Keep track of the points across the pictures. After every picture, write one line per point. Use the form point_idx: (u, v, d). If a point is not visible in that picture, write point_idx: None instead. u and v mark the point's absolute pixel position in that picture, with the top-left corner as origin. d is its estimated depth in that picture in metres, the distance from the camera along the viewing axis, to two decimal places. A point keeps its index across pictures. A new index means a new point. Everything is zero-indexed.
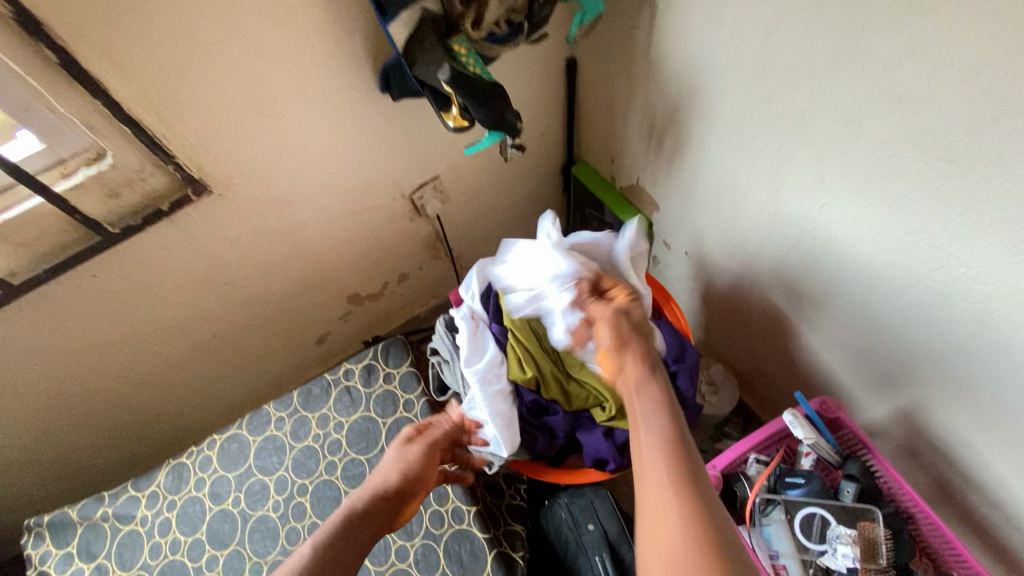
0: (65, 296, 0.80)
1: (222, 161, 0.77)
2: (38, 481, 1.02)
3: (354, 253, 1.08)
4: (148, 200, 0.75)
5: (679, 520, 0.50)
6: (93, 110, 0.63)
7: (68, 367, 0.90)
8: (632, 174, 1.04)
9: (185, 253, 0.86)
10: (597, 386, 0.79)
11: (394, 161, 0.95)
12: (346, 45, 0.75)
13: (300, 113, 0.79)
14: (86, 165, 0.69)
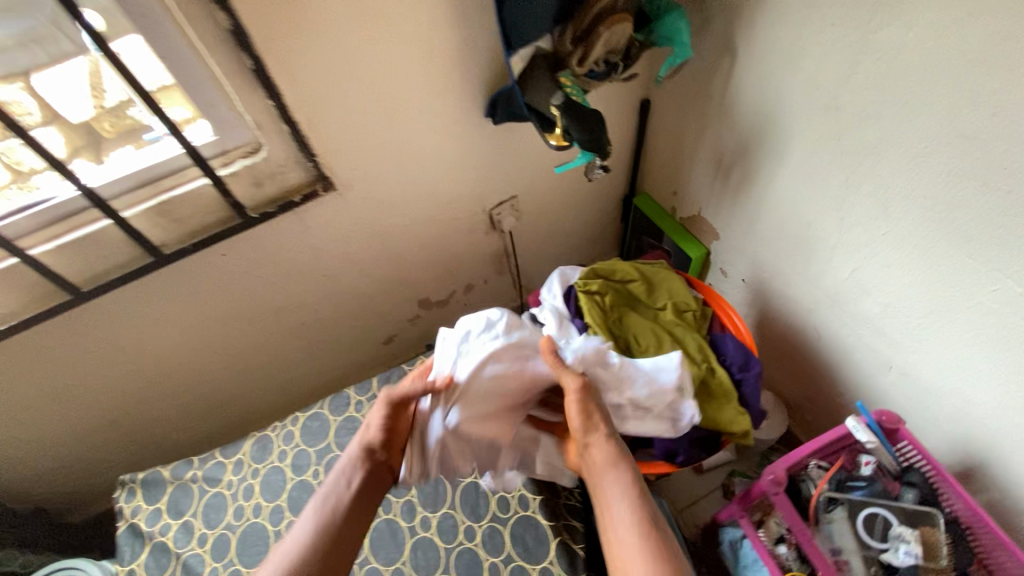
0: (196, 269, 0.92)
1: (347, 164, 0.89)
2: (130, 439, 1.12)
3: (432, 259, 1.18)
4: (285, 193, 0.88)
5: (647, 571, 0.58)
6: (262, 109, 0.76)
7: (180, 335, 1.01)
8: (695, 206, 1.13)
9: (299, 241, 0.97)
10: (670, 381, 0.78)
11: (482, 178, 1.07)
12: (465, 73, 0.87)
13: (416, 128, 0.90)
14: (245, 157, 0.82)
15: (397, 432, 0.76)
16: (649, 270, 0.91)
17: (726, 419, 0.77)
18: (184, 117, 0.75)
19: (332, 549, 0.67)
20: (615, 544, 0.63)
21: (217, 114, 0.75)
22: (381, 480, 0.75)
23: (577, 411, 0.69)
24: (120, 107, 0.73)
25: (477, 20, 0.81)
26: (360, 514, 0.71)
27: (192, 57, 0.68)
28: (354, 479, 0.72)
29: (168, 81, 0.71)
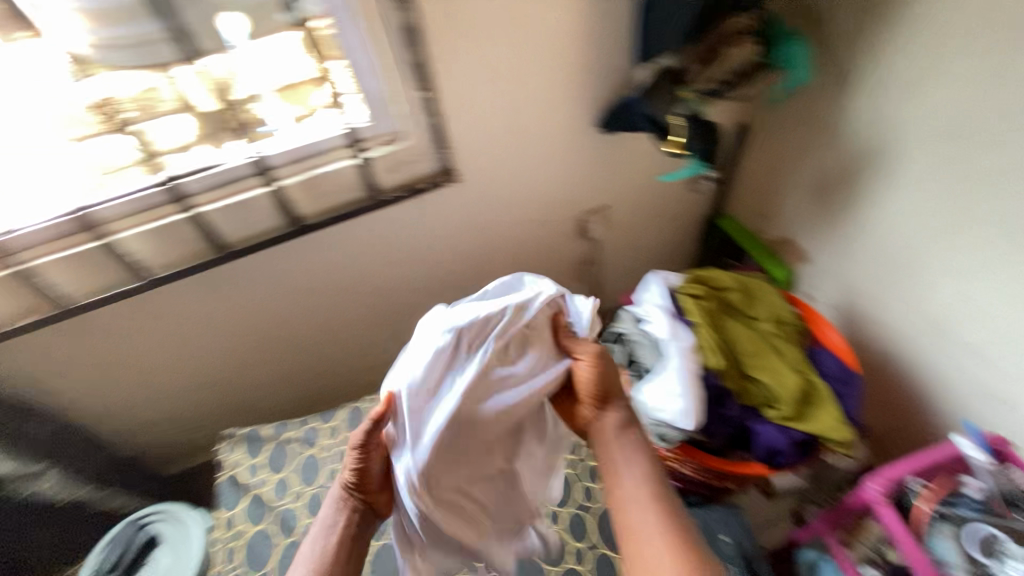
0: (322, 243, 1.00)
1: (471, 157, 0.97)
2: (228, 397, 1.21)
3: (521, 259, 1.24)
4: (413, 180, 0.96)
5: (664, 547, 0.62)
6: (414, 98, 0.85)
7: (292, 305, 1.09)
8: (786, 228, 1.16)
9: (412, 226, 1.05)
10: (774, 382, 0.80)
11: (581, 185, 1.13)
12: (588, 83, 0.94)
13: (535, 131, 0.98)
14: (384, 144, 0.90)
15: (368, 472, 0.73)
16: (747, 282, 0.95)
17: (826, 425, 0.76)
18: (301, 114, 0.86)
19: None
20: (625, 499, 0.67)
21: (374, 102, 0.85)
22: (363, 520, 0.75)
23: (591, 372, 0.72)
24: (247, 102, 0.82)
25: (609, 35, 0.89)
26: (342, 556, 0.71)
27: (367, 47, 0.78)
28: (335, 524, 0.74)
29: (307, 76, 0.82)
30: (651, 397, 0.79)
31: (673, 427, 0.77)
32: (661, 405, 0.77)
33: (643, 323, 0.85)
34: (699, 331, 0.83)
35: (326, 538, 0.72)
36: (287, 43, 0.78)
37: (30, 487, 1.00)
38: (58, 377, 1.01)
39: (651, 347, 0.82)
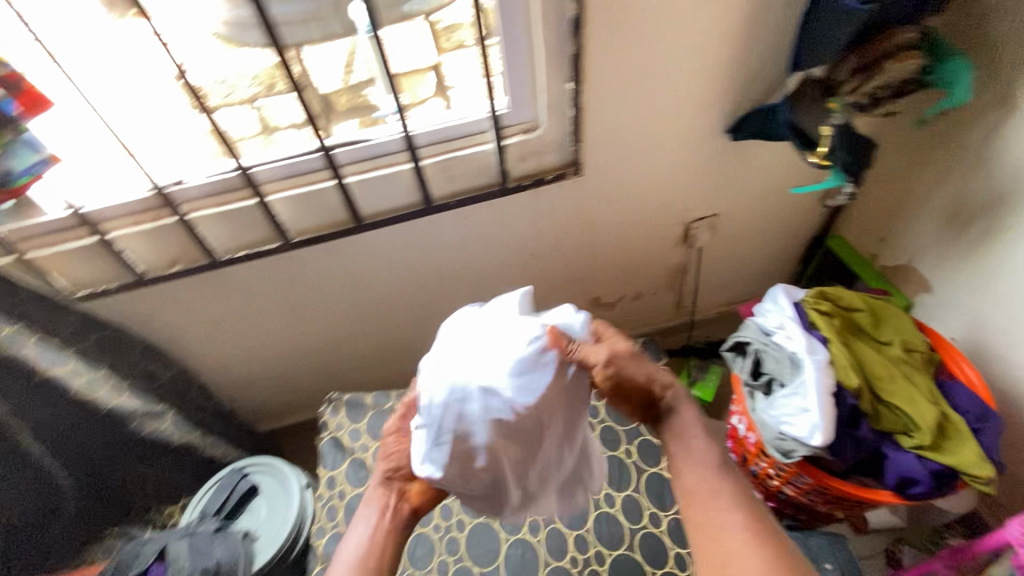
0: (443, 225, 1.04)
1: (598, 154, 0.98)
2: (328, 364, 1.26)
3: (622, 261, 1.25)
4: (540, 171, 0.99)
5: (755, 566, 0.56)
6: (558, 90, 0.88)
7: (402, 282, 1.13)
8: (907, 255, 1.12)
9: (528, 216, 1.07)
10: (916, 409, 0.76)
11: (696, 192, 1.12)
12: (725, 90, 0.94)
13: (663, 133, 0.99)
14: (519, 133, 0.93)
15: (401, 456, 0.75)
16: (874, 304, 0.92)
17: (966, 459, 0.73)
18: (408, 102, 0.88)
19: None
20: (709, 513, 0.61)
21: (519, 91, 0.88)
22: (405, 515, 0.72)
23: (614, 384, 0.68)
24: (358, 85, 0.85)
25: (758, 42, 0.88)
26: (389, 547, 0.69)
27: (525, 38, 0.81)
28: (373, 519, 0.71)
29: (425, 63, 0.85)
30: (780, 410, 0.78)
31: (801, 442, 0.76)
32: (789, 418, 0.77)
33: (776, 335, 0.84)
34: (835, 349, 0.81)
35: (366, 530, 0.70)
36: (405, 33, 0.81)
37: (152, 426, 1.05)
38: (189, 325, 1.09)
39: (784, 360, 0.80)
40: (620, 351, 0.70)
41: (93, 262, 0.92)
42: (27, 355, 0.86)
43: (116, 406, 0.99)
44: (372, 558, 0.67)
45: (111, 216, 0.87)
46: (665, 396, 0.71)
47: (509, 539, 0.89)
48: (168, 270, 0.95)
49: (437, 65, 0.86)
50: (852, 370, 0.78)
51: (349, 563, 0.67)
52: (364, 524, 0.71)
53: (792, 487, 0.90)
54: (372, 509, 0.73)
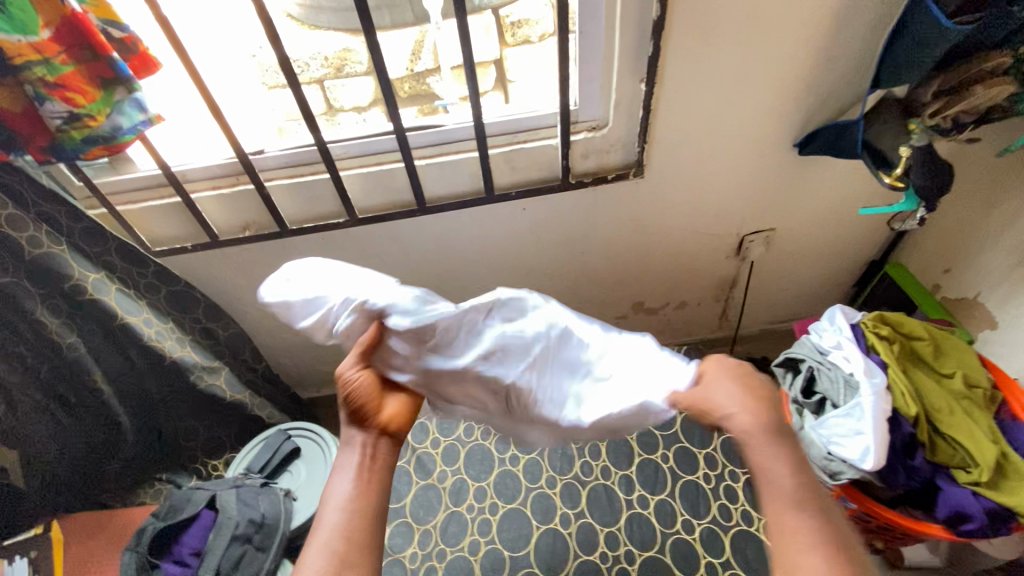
0: (500, 215, 1.06)
1: (661, 158, 0.98)
2: None
3: (670, 267, 1.24)
4: (601, 170, 1.00)
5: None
6: (630, 92, 0.88)
7: (453, 268, 1.16)
8: (973, 288, 1.08)
9: (583, 215, 1.08)
10: (976, 446, 0.74)
11: (754, 205, 1.11)
12: (799, 103, 0.93)
13: (730, 143, 0.98)
14: (586, 131, 0.94)
15: (367, 389, 0.66)
16: (936, 335, 0.89)
17: None
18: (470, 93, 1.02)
19: (367, 525, 0.58)
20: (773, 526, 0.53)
21: (591, 89, 0.89)
22: (378, 458, 0.63)
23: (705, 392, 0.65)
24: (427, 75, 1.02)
25: (839, 57, 0.87)
26: (378, 497, 0.60)
27: (605, 37, 0.82)
28: (348, 473, 0.61)
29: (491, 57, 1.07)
30: (830, 429, 0.77)
31: (849, 464, 0.74)
32: (840, 438, 0.75)
33: (831, 354, 0.83)
34: (893, 375, 0.79)
35: (348, 481, 0.60)
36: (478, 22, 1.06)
37: (207, 381, 1.10)
38: (249, 290, 1.14)
39: (840, 381, 0.78)
40: (720, 385, 0.65)
41: (173, 221, 0.97)
42: (109, 302, 0.92)
43: (180, 357, 1.04)
44: (358, 511, 0.59)
45: (194, 178, 0.92)
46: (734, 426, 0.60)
47: (541, 528, 0.90)
48: (239, 235, 1.00)
49: (499, 60, 1.07)
50: (910, 398, 0.76)
51: (333, 522, 0.58)
52: (337, 482, 0.61)
53: None
54: (345, 462, 0.63)
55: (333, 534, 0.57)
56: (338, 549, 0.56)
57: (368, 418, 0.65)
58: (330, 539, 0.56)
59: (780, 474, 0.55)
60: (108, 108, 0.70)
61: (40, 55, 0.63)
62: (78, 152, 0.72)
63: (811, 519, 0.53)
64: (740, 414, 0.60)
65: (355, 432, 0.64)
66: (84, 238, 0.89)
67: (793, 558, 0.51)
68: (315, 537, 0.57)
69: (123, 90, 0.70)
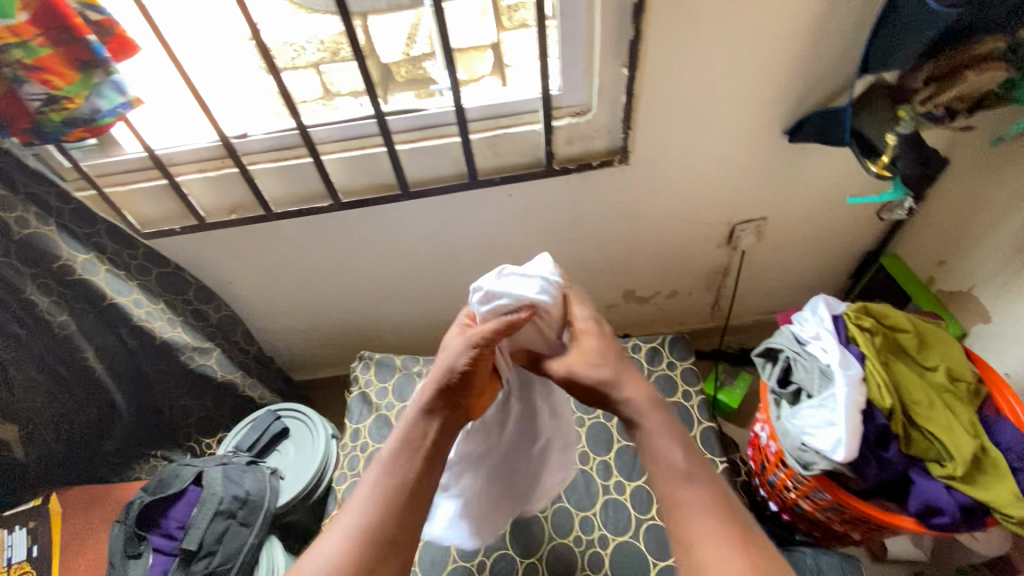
0: (485, 202, 1.06)
1: (646, 144, 0.97)
2: (364, 323, 1.32)
3: (659, 256, 1.23)
4: (586, 156, 0.99)
5: (716, 546, 0.53)
6: (613, 77, 0.87)
7: (440, 253, 1.16)
8: (967, 281, 1.05)
9: (568, 202, 1.08)
10: (950, 440, 0.73)
11: (743, 194, 1.10)
12: (787, 90, 0.91)
13: (717, 129, 0.97)
14: (569, 116, 0.94)
15: (477, 372, 0.64)
16: (921, 326, 0.88)
17: (1003, 497, 0.69)
18: (465, 78, 0.94)
19: (409, 501, 0.59)
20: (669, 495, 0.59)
21: (573, 74, 0.88)
22: (443, 448, 0.63)
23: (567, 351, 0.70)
24: (420, 58, 0.93)
25: (827, 42, 0.85)
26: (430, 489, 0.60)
27: (585, 20, 0.81)
28: (408, 447, 0.61)
29: None
30: (804, 419, 0.77)
31: (822, 455, 0.74)
32: (812, 429, 0.75)
33: (810, 345, 0.82)
34: (871, 368, 0.78)
35: (403, 460, 0.60)
36: None
37: (199, 362, 1.11)
38: (239, 273, 1.16)
39: (815, 370, 0.78)
40: (579, 355, 0.68)
41: (161, 203, 0.99)
42: (97, 282, 0.94)
43: (170, 337, 1.05)
44: (411, 498, 0.58)
45: (180, 161, 0.93)
46: (621, 403, 0.64)
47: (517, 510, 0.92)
48: (226, 217, 1.02)
49: (496, 43, 0.92)
50: (885, 390, 0.75)
51: (374, 499, 0.58)
52: (403, 457, 0.61)
53: (808, 501, 0.88)
54: (417, 434, 0.62)
55: (385, 514, 0.57)
56: (386, 532, 0.56)
57: (456, 399, 0.64)
58: (379, 518, 0.57)
59: (671, 447, 0.61)
60: (87, 90, 0.70)
61: (18, 38, 0.64)
62: (59, 134, 0.73)
63: (699, 489, 0.58)
64: (630, 394, 0.64)
65: (440, 410, 0.63)
66: (74, 218, 0.91)
67: (686, 528, 0.56)
68: (363, 506, 0.57)
69: (102, 72, 0.70)
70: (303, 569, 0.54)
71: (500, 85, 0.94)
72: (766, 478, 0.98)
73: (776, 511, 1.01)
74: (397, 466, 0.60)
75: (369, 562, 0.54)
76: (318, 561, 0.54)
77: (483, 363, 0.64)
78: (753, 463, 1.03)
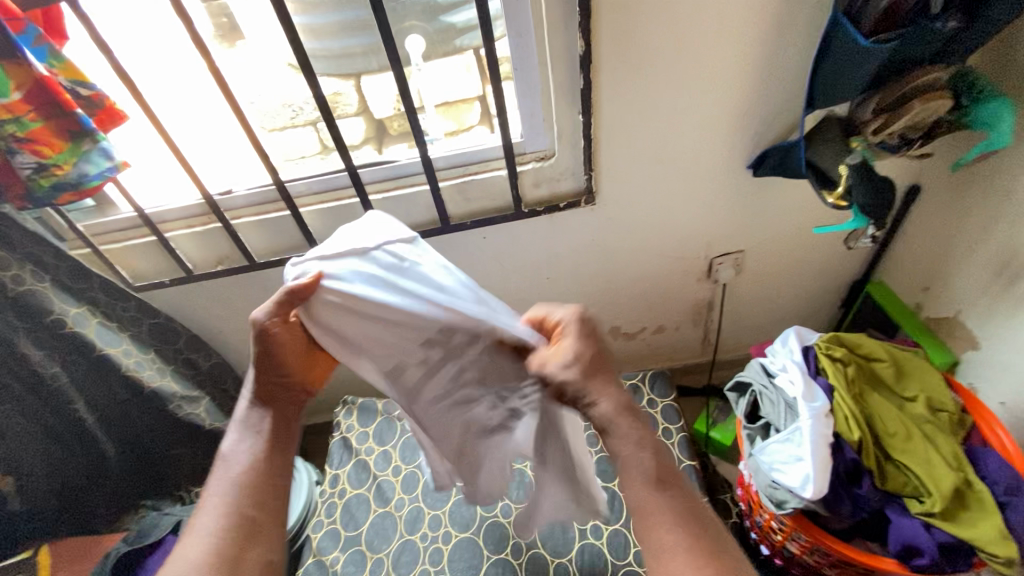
0: (460, 246, 1.09)
1: (611, 184, 1.01)
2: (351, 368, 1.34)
3: (640, 292, 1.24)
4: (554, 198, 1.03)
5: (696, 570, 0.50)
6: (569, 123, 0.92)
7: None
8: (953, 307, 1.02)
9: (541, 243, 1.10)
10: (926, 473, 0.70)
11: (715, 228, 1.11)
12: (743, 128, 0.94)
13: (678, 168, 1.00)
14: (534, 161, 0.98)
15: (285, 345, 0.66)
16: (897, 353, 0.86)
17: (984, 534, 0.66)
18: (454, 128, 1.04)
19: (264, 488, 0.61)
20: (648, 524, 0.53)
21: (533, 122, 0.93)
22: (284, 424, 0.67)
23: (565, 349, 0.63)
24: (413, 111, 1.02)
25: (775, 81, 0.88)
26: (281, 466, 0.64)
27: (538, 72, 0.86)
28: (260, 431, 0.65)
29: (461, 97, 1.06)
30: (772, 455, 0.74)
31: (793, 493, 0.71)
32: (782, 465, 0.73)
33: (778, 377, 0.80)
34: (839, 400, 0.76)
35: (246, 447, 0.64)
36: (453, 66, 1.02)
37: (187, 410, 1.13)
38: (229, 321, 1.20)
39: (781, 404, 0.77)
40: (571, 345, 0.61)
41: (152, 258, 1.05)
42: (89, 335, 0.98)
43: (158, 387, 1.08)
44: (262, 477, 0.62)
45: (169, 219, 0.99)
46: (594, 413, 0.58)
47: (491, 557, 0.90)
48: (213, 268, 1.07)
49: (481, 95, 1.03)
50: (855, 422, 0.74)
51: (226, 493, 0.60)
52: (243, 442, 0.64)
53: (795, 543, 0.84)
54: (254, 421, 0.66)
55: (238, 502, 0.59)
56: (245, 512, 0.59)
57: (278, 381, 0.67)
58: (237, 503, 0.59)
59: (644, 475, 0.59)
60: (76, 157, 0.77)
61: (12, 114, 0.71)
62: (49, 198, 0.79)
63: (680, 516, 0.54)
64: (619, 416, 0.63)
65: (266, 401, 0.67)
66: (70, 275, 0.96)
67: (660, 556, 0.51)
68: (219, 498, 0.59)
69: (90, 141, 0.77)
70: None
71: (488, 132, 1.02)
72: (754, 520, 0.94)
73: (769, 557, 0.96)
74: (242, 455, 0.63)
75: (236, 544, 0.56)
76: (184, 564, 0.55)
77: (290, 339, 0.66)
78: (743, 505, 0.99)
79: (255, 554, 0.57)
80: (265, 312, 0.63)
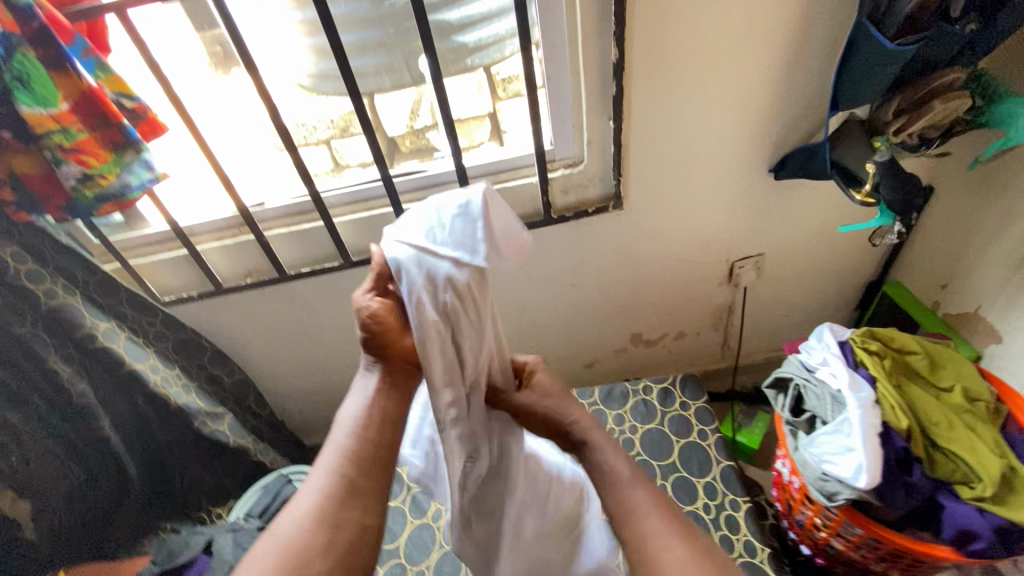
0: None
1: (638, 190, 1.03)
2: None
3: (662, 298, 1.25)
4: (582, 205, 1.05)
5: None
6: (600, 129, 0.94)
7: None
8: (972, 302, 1.05)
9: (567, 250, 1.12)
10: (974, 459, 0.72)
11: (736, 231, 1.13)
12: (766, 132, 0.97)
13: (703, 173, 1.02)
14: (563, 168, 1.00)
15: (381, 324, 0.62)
16: (930, 346, 0.87)
17: None
18: (465, 145, 1.05)
19: (372, 456, 0.59)
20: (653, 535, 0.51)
21: (564, 129, 0.95)
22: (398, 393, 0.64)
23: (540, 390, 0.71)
24: (423, 130, 1.05)
25: (797, 86, 0.92)
26: (385, 434, 0.61)
27: (570, 80, 0.89)
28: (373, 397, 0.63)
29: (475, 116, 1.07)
30: (822, 447, 0.75)
31: (845, 483, 0.72)
32: (832, 456, 0.73)
33: (819, 371, 0.82)
34: (882, 391, 0.78)
35: (358, 412, 0.61)
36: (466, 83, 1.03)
37: (212, 427, 1.11)
38: (253, 335, 1.19)
39: (827, 397, 0.78)
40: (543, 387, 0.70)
41: (180, 272, 1.05)
42: (118, 350, 0.96)
43: (184, 403, 1.06)
44: (371, 445, 0.60)
45: (200, 232, 1.00)
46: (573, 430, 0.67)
47: None
48: (242, 282, 1.07)
49: (492, 113, 1.04)
50: (900, 412, 0.75)
51: (333, 456, 0.58)
52: (356, 407, 0.62)
53: (841, 540, 0.84)
54: (366, 383, 0.64)
55: (346, 463, 0.58)
56: (346, 473, 0.57)
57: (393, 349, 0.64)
58: (343, 463, 0.58)
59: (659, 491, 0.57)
60: (119, 168, 0.77)
61: (59, 124, 0.71)
62: (90, 209, 0.80)
63: None
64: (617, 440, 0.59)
65: (376, 359, 0.64)
66: (99, 289, 0.95)
67: None
68: (332, 455, 0.58)
69: (132, 152, 0.77)
70: (277, 524, 0.54)
71: (498, 147, 1.04)
72: (793, 519, 0.93)
73: (809, 556, 0.95)
74: (353, 420, 0.61)
75: (338, 502, 0.55)
76: (295, 514, 0.55)
77: (385, 320, 0.62)
78: (779, 502, 0.99)
79: (353, 514, 0.55)
80: (366, 292, 0.64)
